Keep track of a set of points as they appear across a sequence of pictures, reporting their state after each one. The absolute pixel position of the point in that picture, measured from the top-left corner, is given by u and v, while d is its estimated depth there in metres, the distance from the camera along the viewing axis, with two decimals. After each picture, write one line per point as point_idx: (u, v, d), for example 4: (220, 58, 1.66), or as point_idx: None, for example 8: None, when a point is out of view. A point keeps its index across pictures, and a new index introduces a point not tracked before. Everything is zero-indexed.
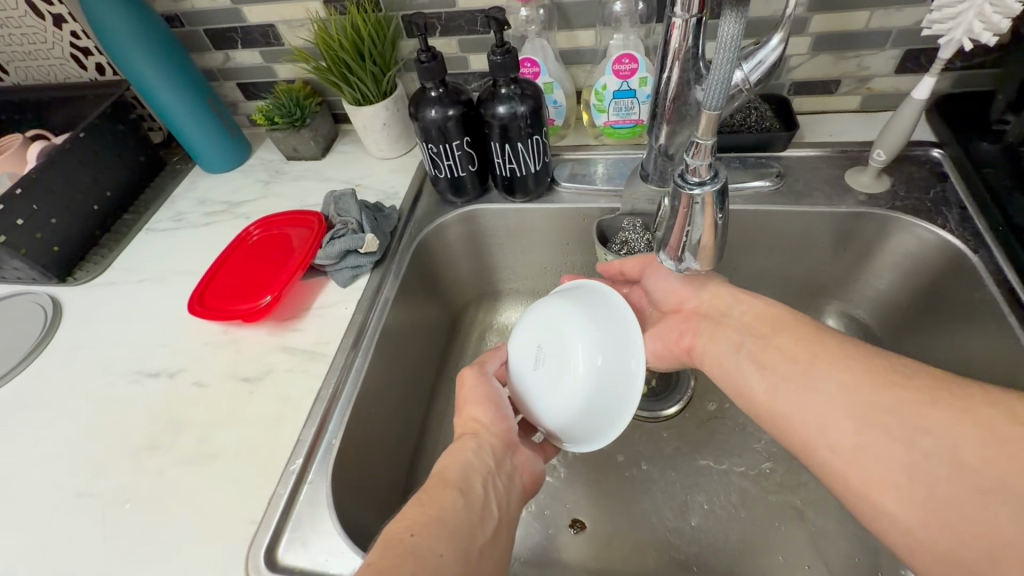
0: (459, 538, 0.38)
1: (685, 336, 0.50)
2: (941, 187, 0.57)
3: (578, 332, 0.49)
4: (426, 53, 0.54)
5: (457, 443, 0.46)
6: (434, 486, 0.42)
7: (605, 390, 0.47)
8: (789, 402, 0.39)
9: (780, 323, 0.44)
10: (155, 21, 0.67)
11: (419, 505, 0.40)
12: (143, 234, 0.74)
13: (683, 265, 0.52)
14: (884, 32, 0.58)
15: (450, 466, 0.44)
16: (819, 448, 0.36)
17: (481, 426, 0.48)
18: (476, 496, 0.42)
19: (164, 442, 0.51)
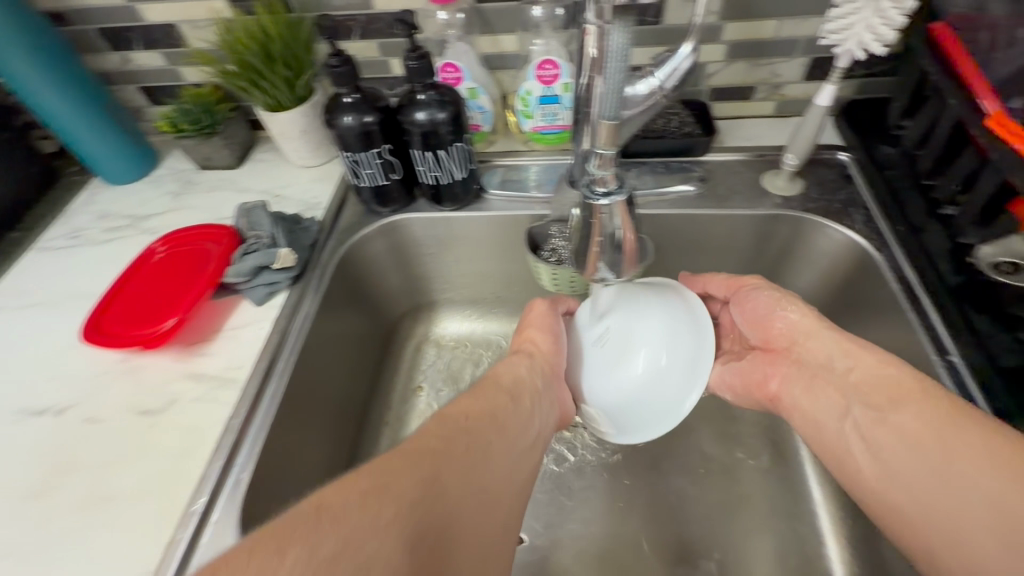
0: (504, 434, 0.41)
1: (769, 377, 0.50)
2: (848, 189, 0.59)
3: (649, 326, 0.48)
4: (337, 56, 0.51)
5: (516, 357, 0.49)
6: (489, 387, 0.46)
7: (657, 392, 0.47)
8: (844, 433, 0.43)
9: (875, 377, 0.42)
10: (37, 20, 0.60)
11: (472, 397, 0.44)
12: (31, 254, 0.67)
13: (768, 292, 0.51)
14: (792, 41, 0.60)
15: (504, 375, 0.47)
16: (864, 475, 0.40)
17: (538, 349, 0.51)
18: (524, 402, 0.45)
19: (48, 488, 0.46)
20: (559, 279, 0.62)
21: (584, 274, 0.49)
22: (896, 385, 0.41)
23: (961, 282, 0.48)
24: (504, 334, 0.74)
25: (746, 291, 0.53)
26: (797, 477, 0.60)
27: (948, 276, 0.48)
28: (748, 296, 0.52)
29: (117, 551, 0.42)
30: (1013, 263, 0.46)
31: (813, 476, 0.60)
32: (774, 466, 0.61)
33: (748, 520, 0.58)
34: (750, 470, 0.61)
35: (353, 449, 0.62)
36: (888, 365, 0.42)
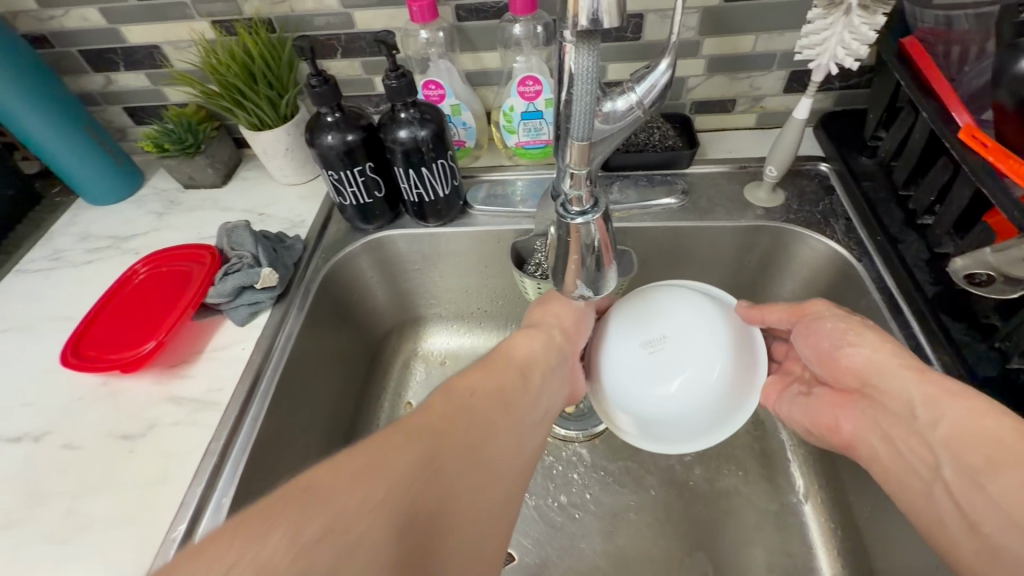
0: (512, 410, 0.42)
1: (842, 421, 0.46)
2: (829, 200, 0.60)
3: (709, 342, 0.48)
4: (317, 77, 0.52)
5: (536, 333, 0.50)
6: (503, 359, 0.46)
7: (715, 404, 0.48)
8: (941, 494, 0.37)
9: (960, 428, 0.36)
10: (17, 43, 0.60)
11: (487, 369, 0.44)
12: (11, 276, 0.66)
13: (842, 321, 0.45)
14: (769, 55, 0.61)
15: (519, 349, 0.48)
16: (959, 545, 0.35)
17: (558, 322, 0.51)
18: (532, 380, 0.46)
19: (21, 518, 0.45)
20: None
21: (562, 289, 0.49)
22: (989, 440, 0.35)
23: (940, 291, 0.48)
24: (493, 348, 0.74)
25: (812, 321, 0.47)
26: (787, 488, 0.60)
27: (926, 286, 0.49)
28: (812, 327, 0.47)
29: None
30: (988, 274, 0.44)
31: (803, 487, 0.60)
32: (763, 478, 0.61)
33: (738, 534, 0.58)
34: (740, 482, 0.61)
35: None
36: (981, 419, 0.36)
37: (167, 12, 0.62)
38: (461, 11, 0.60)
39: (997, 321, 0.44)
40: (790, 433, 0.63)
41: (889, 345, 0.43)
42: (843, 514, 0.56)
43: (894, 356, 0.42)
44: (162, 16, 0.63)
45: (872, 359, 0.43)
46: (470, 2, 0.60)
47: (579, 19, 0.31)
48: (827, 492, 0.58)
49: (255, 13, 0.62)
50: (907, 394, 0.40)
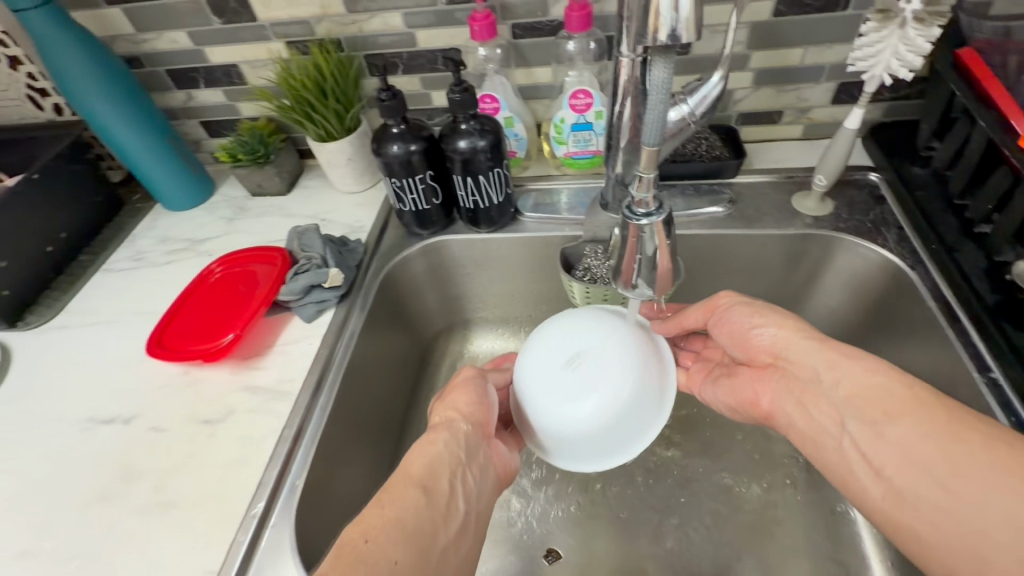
0: (418, 542, 0.37)
1: (761, 395, 0.48)
2: (880, 209, 0.60)
3: (620, 356, 0.47)
4: (387, 91, 0.55)
5: (428, 435, 0.45)
6: (398, 479, 0.41)
7: (637, 415, 0.47)
8: (853, 448, 0.40)
9: (858, 387, 0.41)
10: (116, 65, 0.67)
11: (379, 506, 0.39)
12: (100, 275, 0.72)
13: (752, 304, 0.49)
14: (818, 67, 0.62)
15: (417, 460, 0.43)
16: (864, 486, 0.39)
17: (458, 414, 0.47)
18: (439, 493, 0.41)
19: (116, 492, 0.49)
20: (592, 298, 0.64)
21: (620, 289, 0.50)
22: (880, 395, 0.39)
23: (1000, 300, 0.48)
24: None
25: (727, 314, 0.50)
26: (837, 497, 0.60)
27: (986, 295, 0.49)
28: (727, 317, 0.50)
29: (183, 551, 0.44)
30: None
31: None
32: (811, 487, 0.61)
33: (787, 542, 0.58)
34: (787, 490, 0.61)
35: (392, 462, 0.64)
36: (870, 372, 0.41)
37: (247, 34, 0.68)
38: (518, 29, 0.64)
39: None
40: None
41: (791, 322, 0.46)
42: None
43: (798, 331, 0.45)
44: (242, 38, 0.69)
45: (782, 335, 0.46)
46: (526, 21, 0.63)
47: (658, 34, 0.34)
48: None
49: (326, 33, 0.67)
50: (811, 364, 0.43)
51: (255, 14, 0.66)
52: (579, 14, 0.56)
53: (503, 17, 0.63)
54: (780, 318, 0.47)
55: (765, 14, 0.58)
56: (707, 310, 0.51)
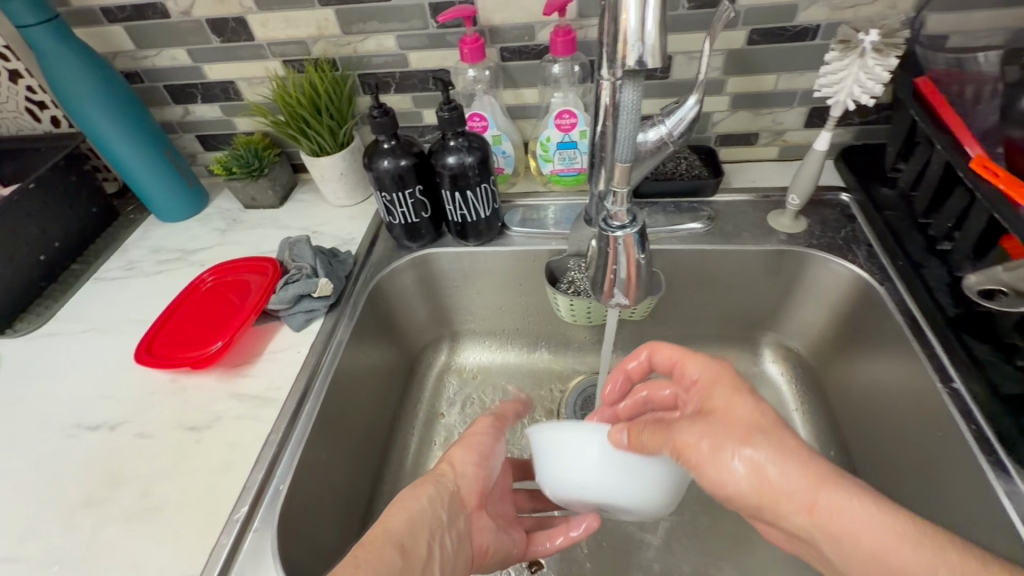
0: None
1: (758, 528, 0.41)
2: (851, 227, 0.63)
3: (592, 488, 0.43)
4: (378, 108, 0.57)
5: (414, 491, 0.44)
6: (377, 536, 0.40)
7: (645, 475, 0.42)
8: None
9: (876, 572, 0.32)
10: (115, 78, 0.68)
11: (355, 563, 0.37)
12: (91, 283, 0.73)
13: (727, 439, 0.36)
14: (791, 92, 0.66)
15: (398, 516, 0.42)
16: None
17: (452, 470, 0.47)
18: (416, 556, 0.40)
19: (101, 497, 0.49)
20: (575, 310, 0.66)
21: (599, 299, 0.52)
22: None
23: (961, 313, 0.50)
24: (523, 365, 0.77)
25: (689, 450, 0.37)
26: None
27: (948, 307, 0.51)
28: (692, 460, 0.37)
29: (166, 556, 0.45)
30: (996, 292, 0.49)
31: None
32: None
33: (766, 553, 0.59)
34: None
35: (378, 472, 0.65)
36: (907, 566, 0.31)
37: (245, 53, 0.71)
38: (506, 52, 0.67)
39: (1018, 340, 0.46)
40: None
41: (773, 476, 0.34)
42: None
43: (787, 487, 0.34)
44: (240, 57, 0.71)
45: (765, 490, 0.34)
46: (514, 45, 0.66)
47: (627, 60, 0.37)
48: None
49: (322, 53, 0.70)
50: (809, 531, 0.34)
51: (253, 34, 0.68)
52: (564, 39, 0.59)
53: (492, 41, 0.66)
54: (736, 448, 0.35)
55: (739, 42, 0.62)
56: (659, 433, 0.40)
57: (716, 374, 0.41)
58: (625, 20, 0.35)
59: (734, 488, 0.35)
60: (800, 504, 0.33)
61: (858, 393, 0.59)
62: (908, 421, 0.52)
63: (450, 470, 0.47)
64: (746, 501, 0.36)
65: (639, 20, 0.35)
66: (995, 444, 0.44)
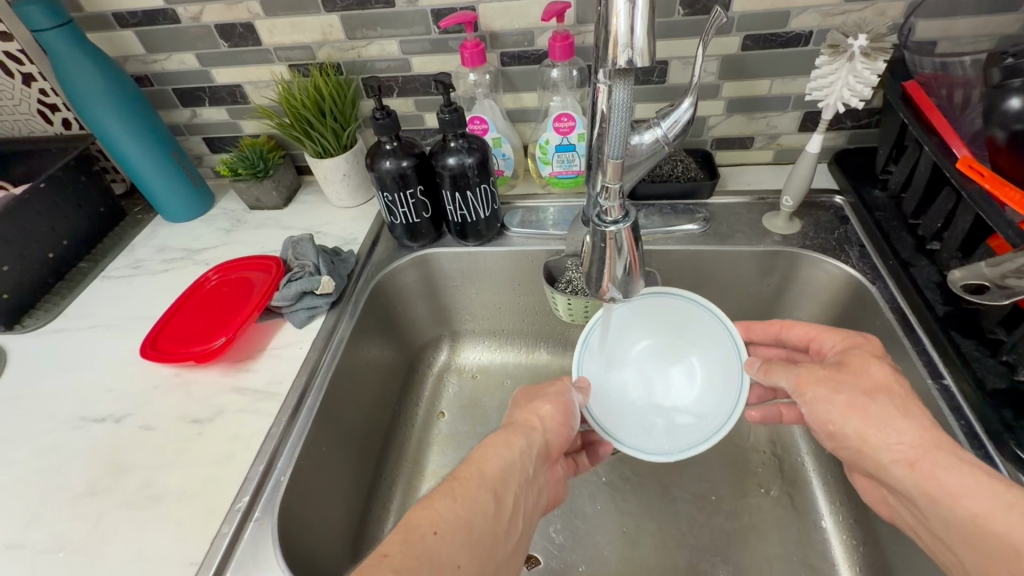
0: (479, 551, 0.36)
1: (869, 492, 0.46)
2: (844, 229, 0.64)
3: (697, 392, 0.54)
4: (381, 111, 0.59)
5: (508, 440, 0.44)
6: (471, 476, 0.40)
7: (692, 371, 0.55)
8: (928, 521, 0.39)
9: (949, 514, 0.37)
10: (126, 82, 0.70)
11: (453, 497, 0.38)
12: (99, 281, 0.75)
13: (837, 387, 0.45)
14: (784, 97, 0.67)
15: (491, 462, 0.42)
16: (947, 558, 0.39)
17: (539, 422, 0.47)
18: (505, 504, 0.40)
19: (106, 487, 0.50)
20: (573, 309, 0.67)
21: (595, 295, 0.52)
22: (997, 545, 0.34)
23: (950, 311, 0.51)
24: (522, 364, 0.78)
25: (815, 384, 0.46)
26: (809, 505, 0.62)
27: (938, 306, 0.52)
28: (811, 397, 0.45)
29: (170, 543, 0.46)
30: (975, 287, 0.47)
31: (824, 504, 0.61)
32: (784, 496, 0.63)
33: (759, 549, 0.59)
34: (761, 498, 0.63)
35: (377, 467, 0.66)
36: (988, 516, 0.35)
37: (252, 57, 0.73)
38: (506, 57, 0.69)
39: (1003, 336, 0.48)
40: (811, 451, 0.65)
41: (889, 426, 0.41)
42: (865, 530, 0.56)
43: (893, 441, 0.41)
44: (247, 61, 0.73)
45: (869, 436, 0.42)
46: (514, 50, 0.68)
47: (617, 61, 0.38)
48: (850, 510, 0.59)
49: (327, 58, 0.71)
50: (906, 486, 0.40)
51: (260, 39, 0.70)
52: (562, 44, 0.61)
53: (492, 46, 0.68)
54: (852, 398, 0.43)
55: (733, 48, 0.63)
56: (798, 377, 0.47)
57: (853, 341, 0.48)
58: (615, 24, 0.37)
59: (837, 424, 0.44)
60: (901, 455, 0.40)
61: None
62: None
63: (537, 424, 0.47)
64: (847, 441, 0.44)
65: (629, 25, 0.36)
66: (985, 439, 0.44)
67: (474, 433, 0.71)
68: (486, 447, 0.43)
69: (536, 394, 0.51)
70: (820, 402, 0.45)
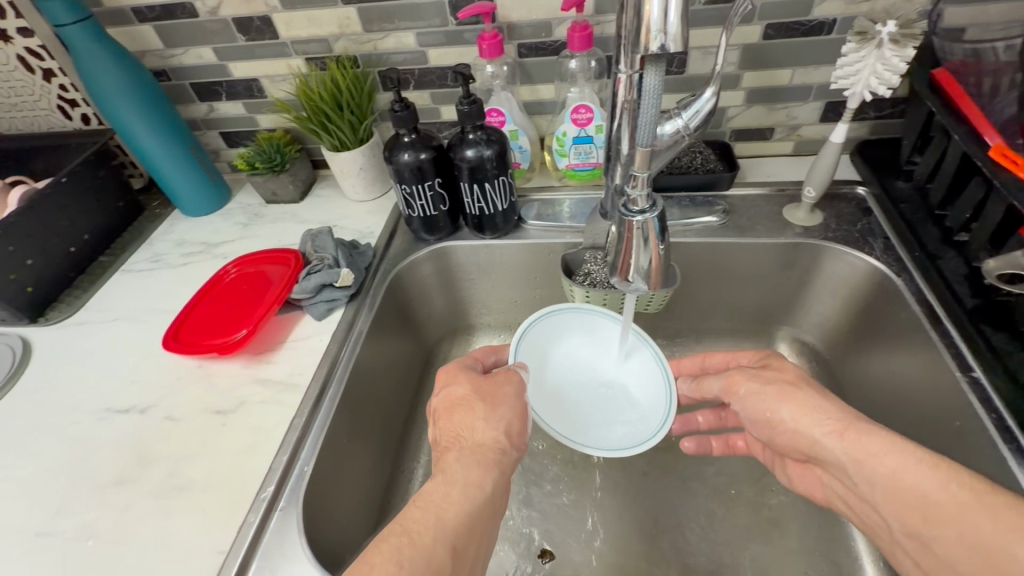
0: None
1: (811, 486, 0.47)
2: (867, 220, 0.63)
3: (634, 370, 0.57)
4: (400, 102, 0.59)
5: (475, 475, 0.41)
6: (426, 527, 0.37)
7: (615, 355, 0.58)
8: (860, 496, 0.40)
9: (878, 478, 0.38)
10: (146, 76, 0.71)
11: (399, 561, 0.34)
12: (119, 275, 0.75)
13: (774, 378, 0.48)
14: (806, 87, 0.66)
15: (452, 507, 0.39)
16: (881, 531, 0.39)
17: (504, 449, 0.44)
18: (465, 556, 0.38)
19: (132, 477, 0.51)
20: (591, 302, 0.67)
21: (617, 285, 0.52)
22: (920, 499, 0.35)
23: (979, 303, 0.51)
24: None
25: (748, 380, 0.49)
26: None
27: (966, 298, 0.51)
28: (743, 391, 0.49)
29: (196, 532, 0.46)
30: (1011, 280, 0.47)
31: None
32: None
33: (780, 543, 0.59)
34: (780, 492, 0.62)
35: (395, 459, 0.66)
36: (907, 473, 0.36)
37: (269, 51, 0.73)
38: (523, 48, 0.68)
39: None
40: None
41: (815, 405, 0.44)
42: None
43: (823, 417, 0.43)
44: (263, 55, 0.73)
45: (800, 416, 0.44)
46: (531, 41, 0.67)
47: (650, 47, 0.38)
48: None
49: (343, 51, 0.71)
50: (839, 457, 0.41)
51: (277, 33, 0.70)
52: (581, 34, 0.60)
53: (510, 37, 0.67)
54: (782, 387, 0.46)
55: (754, 37, 0.62)
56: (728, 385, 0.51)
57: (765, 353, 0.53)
58: (648, 10, 0.36)
59: (770, 411, 0.46)
60: (831, 427, 0.42)
61: (874, 386, 0.59)
62: (926, 410, 0.52)
63: (499, 445, 0.44)
64: (783, 425, 0.45)
65: (662, 10, 0.36)
66: (1016, 431, 0.44)
67: None
68: (449, 485, 0.40)
69: (491, 398, 0.47)
70: (746, 396, 0.49)
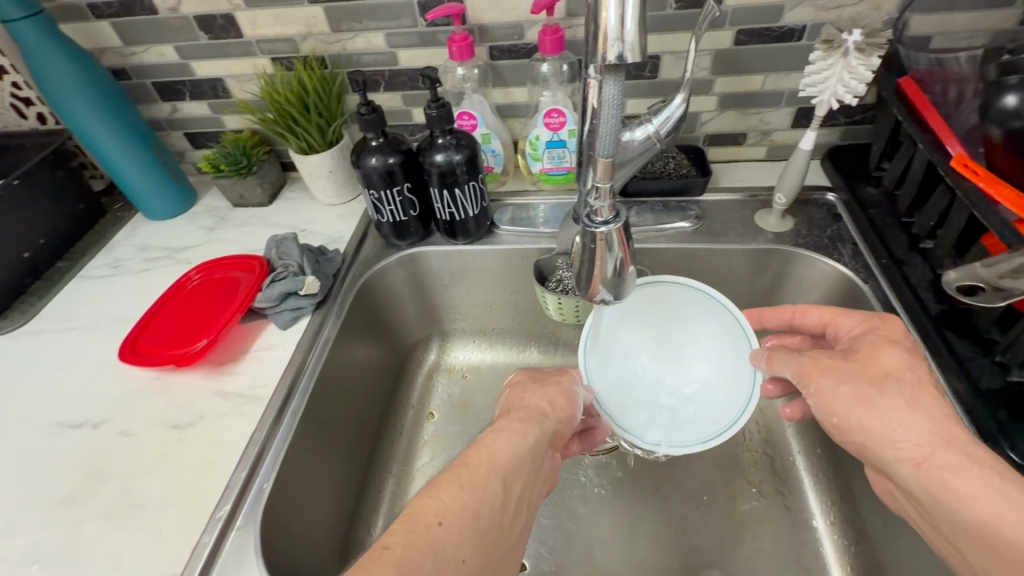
0: (483, 545, 0.35)
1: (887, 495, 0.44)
2: (837, 226, 0.63)
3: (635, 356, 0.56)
4: (367, 106, 0.57)
5: (523, 427, 0.44)
6: (482, 462, 0.39)
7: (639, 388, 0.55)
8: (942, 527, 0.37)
9: (961, 517, 0.35)
10: (101, 74, 0.68)
11: (459, 484, 0.37)
12: (76, 281, 0.72)
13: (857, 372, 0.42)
14: (778, 93, 0.66)
15: (501, 448, 0.41)
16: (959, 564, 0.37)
17: (551, 411, 0.47)
18: (512, 495, 0.39)
19: (83, 495, 0.49)
20: (564, 309, 0.66)
21: (585, 296, 0.52)
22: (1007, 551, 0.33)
23: (943, 310, 0.51)
24: (513, 363, 0.77)
25: (820, 372, 0.44)
26: (802, 505, 0.61)
27: (931, 305, 0.52)
28: (813, 387, 0.44)
29: (149, 553, 0.45)
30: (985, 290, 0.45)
31: (817, 503, 0.61)
32: (776, 496, 0.62)
33: (752, 549, 0.59)
34: (752, 497, 0.62)
35: (365, 469, 0.64)
36: (999, 522, 0.33)
37: (233, 50, 0.70)
38: (495, 51, 0.67)
39: (999, 337, 0.47)
40: (803, 450, 0.64)
41: (898, 422, 0.39)
42: (859, 530, 0.56)
43: (903, 437, 0.39)
44: (228, 54, 0.71)
45: (875, 431, 0.40)
46: (503, 44, 0.66)
47: (608, 55, 0.37)
48: (843, 510, 0.58)
49: (311, 51, 0.69)
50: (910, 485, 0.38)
51: (241, 31, 0.68)
52: (552, 38, 0.60)
53: (481, 39, 0.66)
54: (858, 390, 0.41)
55: (726, 42, 0.62)
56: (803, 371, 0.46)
57: (870, 325, 0.46)
58: (605, 17, 0.36)
59: (840, 416, 0.42)
60: (909, 455, 0.38)
61: None
62: None
63: (548, 412, 0.47)
64: (854, 435, 0.41)
65: (619, 17, 0.35)
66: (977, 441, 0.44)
67: (464, 434, 0.70)
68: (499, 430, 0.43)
69: (542, 379, 0.51)
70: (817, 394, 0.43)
